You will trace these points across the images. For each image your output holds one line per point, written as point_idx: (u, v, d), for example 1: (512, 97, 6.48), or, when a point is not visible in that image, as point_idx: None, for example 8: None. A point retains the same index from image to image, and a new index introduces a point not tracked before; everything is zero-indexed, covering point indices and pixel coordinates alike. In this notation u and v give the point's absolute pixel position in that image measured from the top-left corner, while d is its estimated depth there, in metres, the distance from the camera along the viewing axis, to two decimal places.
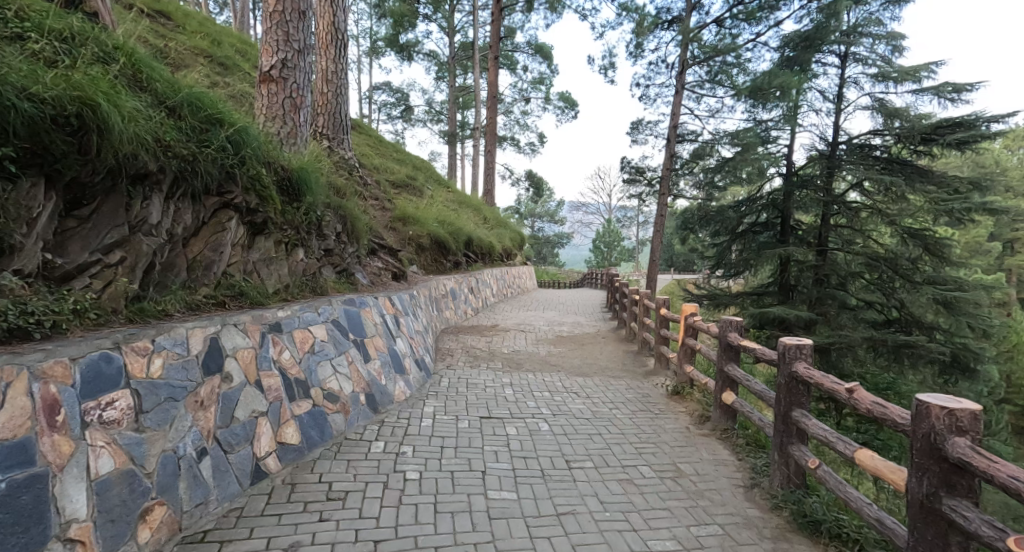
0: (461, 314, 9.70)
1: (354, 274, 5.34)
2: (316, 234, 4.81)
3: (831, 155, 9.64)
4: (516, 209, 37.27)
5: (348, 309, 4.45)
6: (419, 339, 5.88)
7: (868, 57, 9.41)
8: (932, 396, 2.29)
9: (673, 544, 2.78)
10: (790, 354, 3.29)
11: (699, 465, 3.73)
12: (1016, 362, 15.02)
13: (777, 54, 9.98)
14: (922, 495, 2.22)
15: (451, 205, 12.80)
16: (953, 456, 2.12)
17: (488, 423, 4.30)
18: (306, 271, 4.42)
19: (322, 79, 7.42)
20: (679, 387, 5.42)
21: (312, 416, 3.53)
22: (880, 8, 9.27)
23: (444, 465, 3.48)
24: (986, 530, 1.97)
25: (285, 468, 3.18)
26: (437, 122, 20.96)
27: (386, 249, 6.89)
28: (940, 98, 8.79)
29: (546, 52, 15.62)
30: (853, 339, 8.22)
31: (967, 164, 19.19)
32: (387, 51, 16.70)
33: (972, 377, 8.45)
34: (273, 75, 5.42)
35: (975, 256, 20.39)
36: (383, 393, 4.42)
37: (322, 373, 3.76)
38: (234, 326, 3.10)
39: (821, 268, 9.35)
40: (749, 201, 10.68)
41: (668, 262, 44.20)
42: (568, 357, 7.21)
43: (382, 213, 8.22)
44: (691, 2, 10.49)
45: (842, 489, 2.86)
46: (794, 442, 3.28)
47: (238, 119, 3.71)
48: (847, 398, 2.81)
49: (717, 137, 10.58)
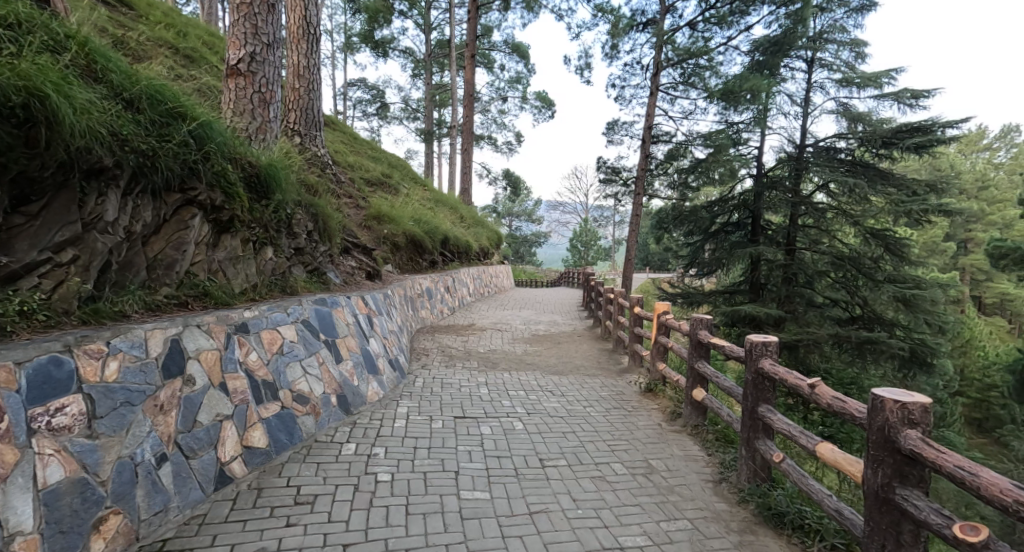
0: (437, 313, 9.62)
1: (326, 274, 5.23)
2: (286, 233, 4.70)
3: (799, 157, 9.91)
4: (493, 209, 37.04)
5: (320, 309, 4.36)
6: (393, 339, 5.81)
7: (833, 62, 9.72)
8: (886, 390, 2.36)
9: (643, 539, 2.82)
10: (757, 351, 3.38)
11: (670, 461, 3.78)
12: (969, 356, 15.80)
13: (747, 58, 10.18)
14: (877, 486, 2.30)
15: (427, 203, 12.68)
16: (905, 448, 2.20)
17: (462, 423, 4.28)
18: (275, 270, 4.32)
19: (293, 75, 7.24)
20: (652, 385, 5.50)
21: (281, 419, 3.46)
22: (845, 16, 9.58)
23: (416, 465, 3.45)
24: (934, 518, 2.06)
25: (251, 473, 3.10)
26: (413, 120, 20.72)
27: (360, 247, 6.79)
28: (900, 103, 9.15)
29: (522, 52, 15.61)
30: (819, 335, 8.51)
31: (924, 168, 20.12)
32: (361, 48, 16.43)
33: (929, 371, 8.85)
34: (241, 69, 5.24)
35: (932, 255, 21.31)
36: (355, 394, 4.35)
37: (292, 375, 3.68)
38: (197, 327, 3.00)
39: (789, 267, 9.61)
40: (721, 202, 10.87)
41: (644, 261, 44.76)
42: (544, 356, 7.22)
43: (356, 212, 8.10)
44: (665, 5, 10.63)
45: (804, 482, 2.93)
46: (760, 437, 3.35)
47: (201, 113, 3.60)
48: (809, 393, 2.89)
49: (690, 138, 10.75)
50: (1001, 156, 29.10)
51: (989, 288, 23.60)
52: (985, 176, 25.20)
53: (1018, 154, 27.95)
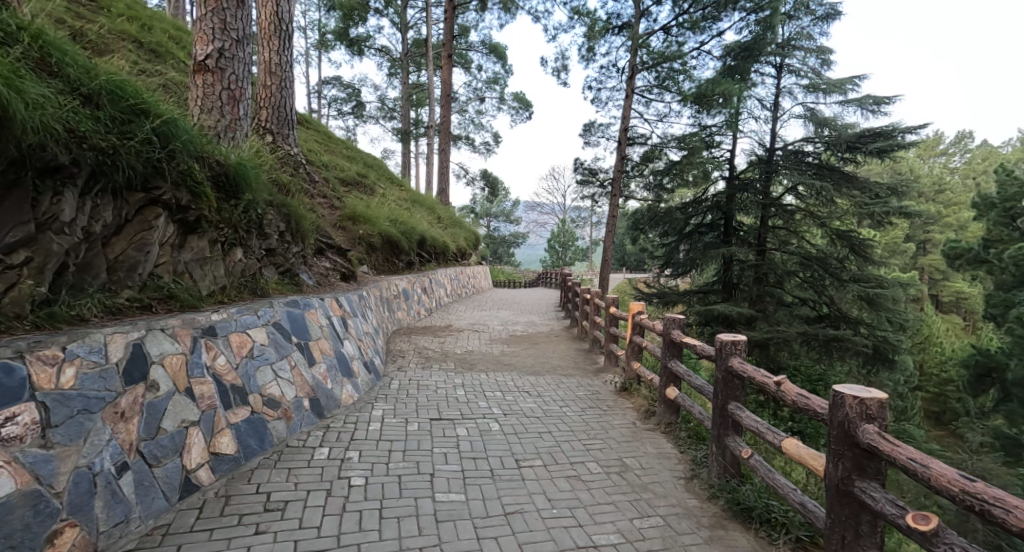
0: (414, 314, 9.56)
1: (299, 275, 5.14)
2: (256, 233, 4.59)
3: (768, 160, 10.18)
4: (471, 208, 36.88)
5: (292, 311, 4.28)
6: (368, 341, 5.74)
7: (800, 68, 10.01)
8: (847, 387, 2.44)
9: (616, 537, 2.85)
10: (726, 350, 3.46)
11: (644, 459, 3.84)
12: (928, 351, 16.49)
13: (719, 62, 10.38)
14: (839, 479, 2.37)
15: (404, 203, 12.56)
16: (864, 442, 2.28)
17: (438, 425, 4.25)
18: (245, 272, 4.21)
19: (265, 72, 7.07)
20: (627, 384, 5.58)
21: (251, 424, 3.38)
22: (811, 24, 9.89)
23: (390, 469, 3.41)
24: (890, 509, 2.14)
25: (219, 480, 3.01)
26: (390, 119, 20.49)
27: (334, 248, 6.69)
28: (863, 109, 9.48)
29: (500, 53, 15.60)
30: (788, 333, 8.75)
31: (887, 171, 20.93)
32: (336, 45, 16.15)
33: (891, 367, 9.21)
34: (208, 65, 5.11)
35: (894, 256, 22.17)
36: (329, 397, 4.28)
37: (262, 379, 3.59)
38: (161, 330, 2.91)
39: (760, 267, 9.84)
40: (695, 203, 11.07)
41: (621, 262, 45.30)
42: (522, 356, 7.25)
43: (330, 212, 7.97)
44: (640, 9, 10.76)
45: (770, 476, 3.01)
46: (730, 434, 3.42)
47: (166, 110, 3.48)
48: (775, 390, 2.98)
49: (665, 141, 10.90)
50: (956, 161, 30.52)
51: (945, 287, 24.74)
52: (942, 180, 26.30)
53: (972, 160, 29.37)
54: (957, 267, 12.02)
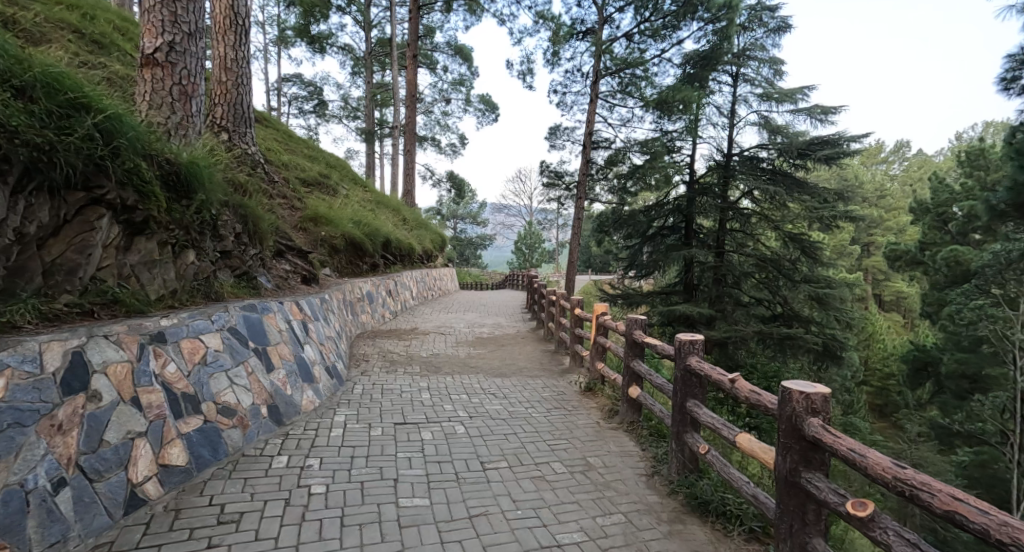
0: (379, 317, 9.40)
1: (256, 278, 4.97)
2: (211, 235, 4.42)
3: (726, 165, 10.53)
4: (438, 210, 36.57)
5: (249, 315, 4.14)
6: (331, 346, 5.60)
7: (755, 78, 10.41)
8: (794, 382, 2.55)
9: (579, 535, 2.88)
10: (685, 349, 3.55)
11: (607, 458, 3.91)
12: (872, 348, 17.44)
13: (679, 70, 10.66)
14: (787, 471, 2.47)
15: (368, 204, 12.33)
16: (809, 434, 2.39)
17: (402, 429, 4.19)
18: (198, 275, 4.04)
19: (219, 67, 6.82)
20: (591, 384, 5.65)
21: (203, 433, 3.24)
22: (764, 36, 10.31)
23: (352, 476, 3.34)
24: (833, 497, 2.25)
25: (169, 493, 2.88)
26: (353, 118, 20.09)
27: (295, 250, 6.51)
28: (812, 118, 9.94)
29: (465, 54, 15.56)
30: (746, 332, 9.07)
31: (834, 177, 22.05)
32: (296, 42, 15.72)
33: (839, 363, 9.68)
34: (157, 59, 4.88)
35: (841, 257, 23.36)
36: (288, 404, 4.15)
37: (216, 386, 3.46)
38: (104, 337, 2.78)
39: (719, 269, 10.17)
40: (657, 206, 11.34)
41: (586, 264, 45.90)
42: (488, 358, 7.24)
43: (290, 213, 7.77)
44: (603, 16, 10.95)
45: (726, 470, 3.11)
46: (689, 431, 3.52)
47: (110, 105, 3.31)
48: (730, 387, 3.09)
49: (628, 145, 11.12)
50: (895, 168, 32.46)
51: (887, 287, 26.23)
52: (884, 186, 27.88)
53: (909, 168, 31.31)
54: (897, 268, 12.76)
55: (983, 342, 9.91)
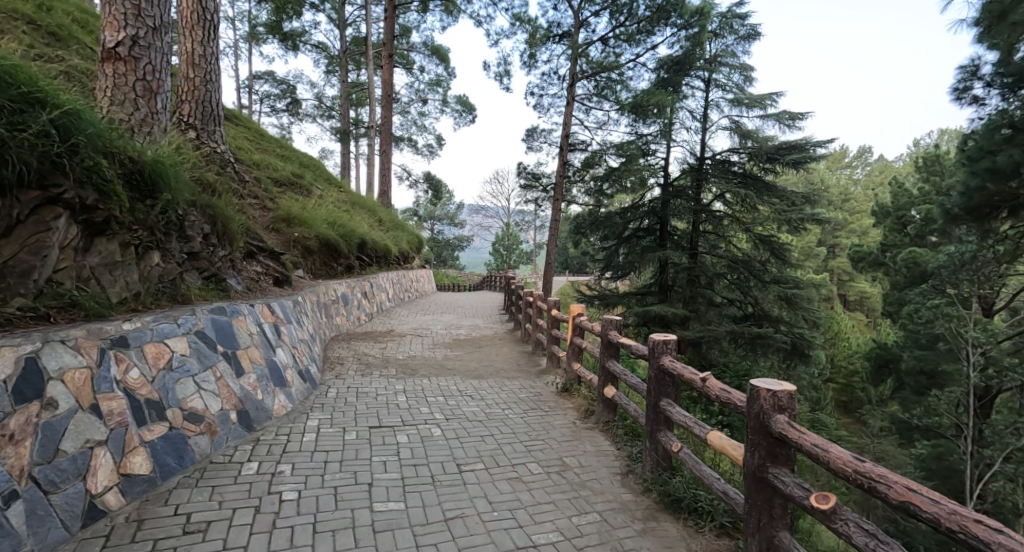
0: (354, 319, 9.27)
1: (226, 280, 4.83)
2: (177, 236, 4.28)
3: (699, 168, 10.73)
4: (414, 211, 36.23)
5: (218, 318, 4.03)
6: (304, 349, 5.50)
7: (726, 83, 10.65)
8: (762, 380, 2.62)
9: (555, 535, 2.89)
10: (658, 349, 3.61)
11: (583, 457, 3.94)
12: (838, 346, 18.02)
13: (654, 74, 10.82)
14: (755, 467, 2.53)
15: (342, 205, 12.15)
16: (776, 431, 2.45)
17: (378, 433, 4.14)
18: (164, 277, 3.91)
19: (186, 63, 6.61)
20: (568, 385, 5.69)
21: (168, 440, 3.14)
22: (735, 43, 10.55)
23: (325, 481, 3.28)
24: (798, 492, 2.31)
25: (131, 504, 2.78)
26: (328, 118, 19.77)
27: (266, 251, 6.37)
28: (780, 124, 10.22)
29: (442, 55, 15.48)
30: (718, 332, 9.26)
31: (802, 181, 22.73)
32: (268, 39, 15.38)
33: (807, 361, 9.96)
34: (120, 53, 4.70)
35: (808, 259, 24.10)
36: (259, 409, 4.05)
37: (183, 392, 3.35)
38: (61, 343, 2.67)
39: (693, 270, 10.36)
40: (633, 208, 11.49)
41: (563, 265, 46.18)
42: (465, 360, 7.21)
43: (262, 214, 7.60)
44: (580, 20, 11.04)
45: (698, 468, 3.17)
46: (662, 429, 3.57)
47: (68, 101, 3.20)
48: (701, 386, 3.15)
49: (604, 147, 11.23)
50: (858, 173, 33.70)
51: (851, 287, 27.18)
52: (849, 190, 28.83)
53: (872, 172, 32.52)
54: (861, 269, 13.21)
55: (940, 340, 10.35)
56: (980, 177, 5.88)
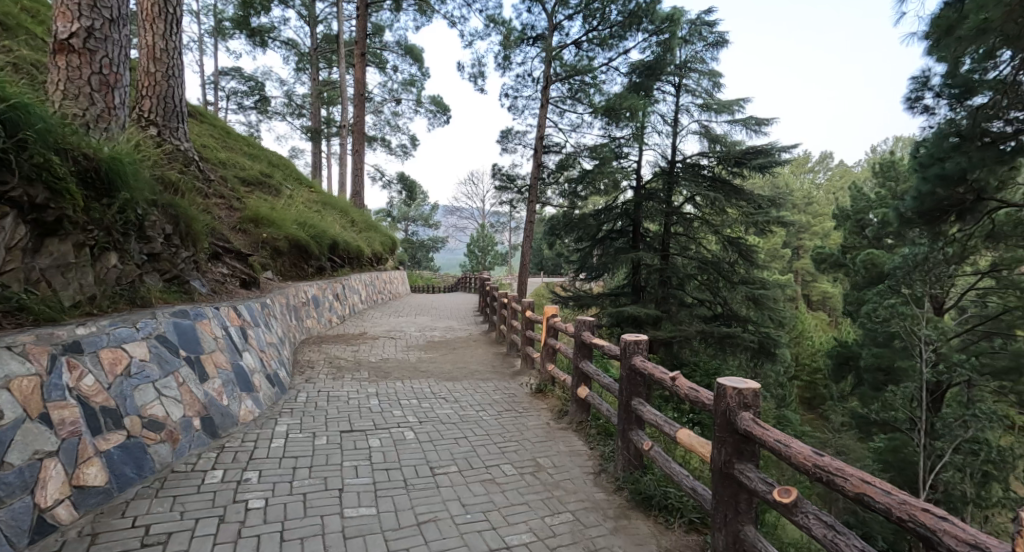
0: (326, 322, 9.08)
1: (189, 282, 4.67)
2: (137, 236, 4.13)
3: (670, 171, 10.94)
4: (388, 212, 35.78)
5: (180, 322, 3.89)
6: (272, 353, 5.35)
7: (696, 89, 10.88)
8: (728, 379, 2.67)
9: (528, 536, 2.89)
10: (629, 349, 3.65)
11: (557, 458, 3.95)
12: (802, 345, 18.61)
13: (626, 78, 10.97)
14: (722, 464, 2.59)
15: (314, 205, 11.92)
16: (741, 427, 2.51)
17: (349, 437, 4.06)
18: (122, 279, 3.76)
19: (147, 57, 6.36)
20: (542, 386, 5.70)
21: (126, 450, 3.01)
22: (704, 49, 10.76)
23: (294, 487, 3.20)
24: (762, 487, 2.37)
25: (84, 517, 2.65)
26: (298, 116, 19.35)
27: (233, 253, 6.18)
28: (747, 129, 10.50)
29: (416, 54, 15.35)
30: (689, 332, 9.46)
31: (768, 185, 23.42)
32: (235, 34, 14.96)
33: (773, 359, 10.26)
34: (73, 45, 4.48)
35: (774, 260, 24.84)
36: (224, 415, 3.92)
37: (142, 399, 3.22)
38: (7, 350, 2.55)
39: (665, 271, 10.54)
40: (606, 210, 11.61)
41: (538, 266, 46.36)
42: (439, 362, 7.15)
43: (228, 214, 7.38)
44: (553, 23, 11.11)
45: (668, 466, 3.21)
46: (634, 428, 3.61)
47: (15, 94, 3.06)
48: (671, 385, 3.20)
49: (578, 150, 11.33)
50: (820, 178, 34.96)
51: (814, 287, 28.13)
52: (812, 194, 29.85)
53: (833, 177, 33.77)
54: (824, 270, 13.68)
55: (896, 337, 10.80)
56: (930, 182, 6.18)
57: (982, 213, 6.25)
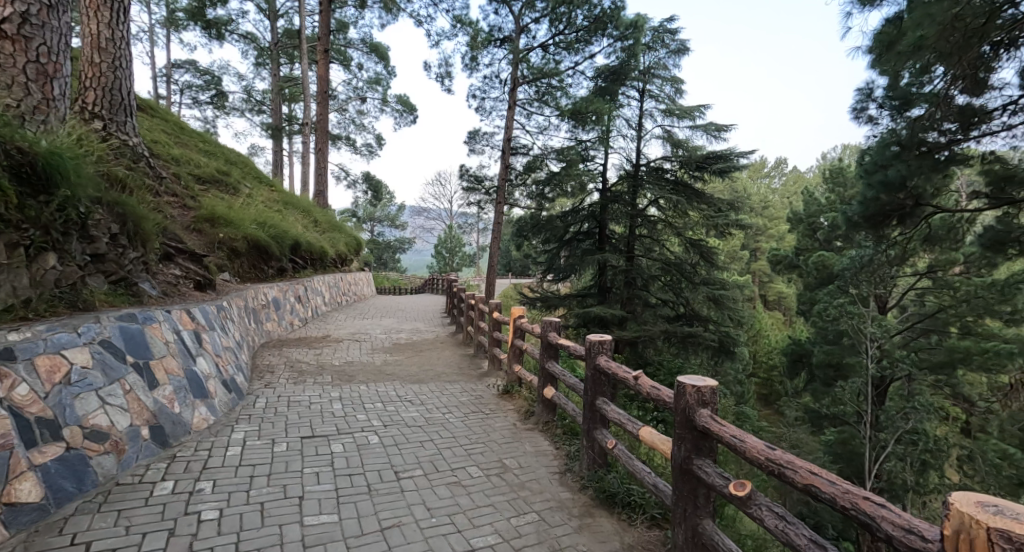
0: (287, 325, 8.80)
1: (138, 285, 4.43)
2: (79, 236, 3.89)
3: (635, 174, 11.14)
4: (353, 212, 34.97)
5: (127, 326, 3.68)
6: (229, 357, 5.14)
7: (659, 94, 11.12)
8: (687, 377, 2.73)
9: (494, 538, 2.88)
10: (594, 349, 3.68)
11: (523, 459, 3.94)
12: (759, 343, 19.28)
13: (592, 82, 11.10)
14: (681, 460, 2.64)
15: (274, 205, 11.54)
16: (700, 424, 2.57)
17: (310, 443, 3.94)
18: (61, 282, 3.54)
19: (90, 46, 5.97)
20: (509, 387, 5.70)
21: (65, 463, 2.83)
22: (667, 56, 11.00)
23: (251, 497, 3.08)
24: (719, 481, 2.44)
25: (16, 537, 2.48)
26: (258, 112, 18.72)
27: (187, 253, 5.91)
28: (708, 134, 10.80)
29: (381, 53, 15.11)
30: (653, 332, 9.65)
31: (728, 189, 24.20)
32: (189, 26, 14.33)
33: (733, 357, 10.58)
34: (6, 31, 4.17)
35: (734, 261, 25.67)
36: (176, 424, 3.73)
37: (84, 408, 3.04)
38: None
39: (630, 272, 10.73)
40: (573, 212, 11.72)
41: (506, 268, 46.40)
42: (405, 365, 7.05)
43: (182, 213, 7.06)
44: (520, 25, 11.14)
45: (631, 463, 3.26)
46: (598, 427, 3.64)
47: None
48: (633, 384, 3.25)
49: (545, 152, 11.39)
50: (776, 183, 36.42)
51: (771, 288, 29.23)
52: (768, 198, 31.00)
53: (788, 182, 35.20)
54: (779, 271, 14.23)
55: (845, 335, 11.32)
56: (874, 188, 6.51)
57: (920, 217, 6.52)
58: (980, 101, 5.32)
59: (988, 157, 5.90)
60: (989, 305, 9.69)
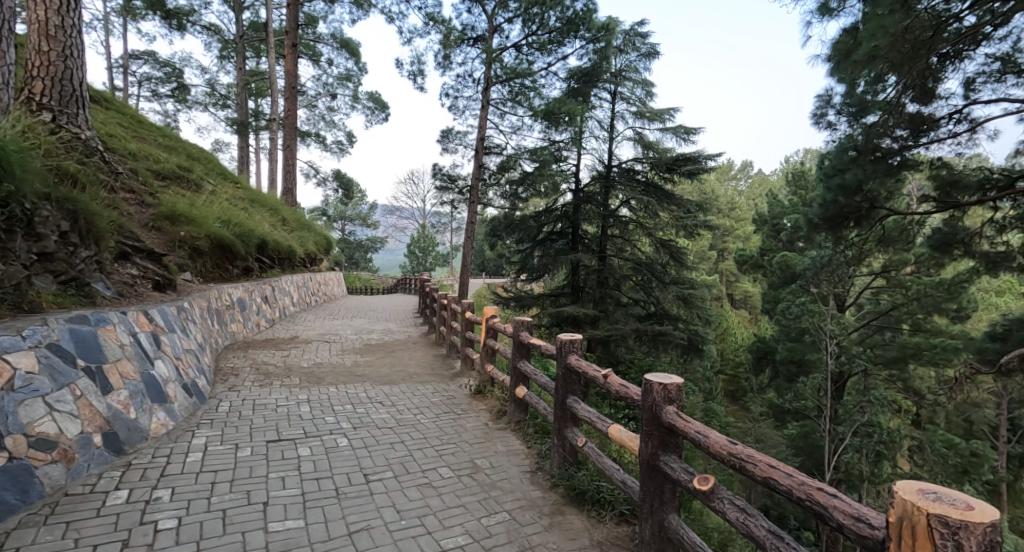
0: (253, 326, 8.55)
1: (92, 286, 4.22)
2: (25, 233, 3.69)
3: (607, 175, 11.27)
4: (324, 211, 34.21)
5: (78, 328, 3.51)
6: (189, 360, 4.94)
7: (630, 97, 11.26)
8: (654, 374, 2.77)
9: (464, 538, 2.85)
10: (565, 348, 3.69)
11: (494, 458, 3.93)
12: (727, 341, 19.76)
13: (565, 83, 11.14)
14: (648, 456, 2.68)
15: (239, 203, 11.18)
16: (666, 421, 2.61)
17: (275, 447, 3.83)
18: (4, 281, 3.36)
19: (38, 33, 5.66)
20: (482, 387, 5.67)
21: (7, 474, 2.68)
22: (638, 59, 11.14)
23: (212, 503, 2.98)
24: (684, 476, 2.48)
25: None
26: (222, 107, 18.10)
27: (145, 253, 5.67)
28: (677, 137, 11.01)
29: (352, 48, 14.82)
30: (624, 331, 9.76)
31: (696, 190, 24.73)
32: (148, 15, 13.73)
33: (700, 355, 10.81)
34: None
35: (702, 262, 26.24)
36: (132, 430, 3.57)
37: (30, 415, 2.88)
38: None
39: (602, 272, 10.84)
40: (547, 212, 11.76)
41: (480, 268, 46.28)
42: (376, 366, 6.93)
43: (139, 210, 6.77)
44: (493, 25, 11.11)
45: (600, 460, 3.29)
46: (569, 426, 3.66)
47: None
48: (603, 382, 3.28)
49: (519, 152, 11.40)
50: (742, 185, 37.43)
51: (737, 287, 30.02)
52: (734, 200, 31.83)
53: (753, 185, 36.23)
54: (745, 270, 14.61)
55: (807, 333, 11.70)
56: (833, 191, 6.74)
57: (875, 220, 6.81)
58: (929, 110, 5.61)
59: (936, 163, 6.21)
60: (938, 304, 10.20)
